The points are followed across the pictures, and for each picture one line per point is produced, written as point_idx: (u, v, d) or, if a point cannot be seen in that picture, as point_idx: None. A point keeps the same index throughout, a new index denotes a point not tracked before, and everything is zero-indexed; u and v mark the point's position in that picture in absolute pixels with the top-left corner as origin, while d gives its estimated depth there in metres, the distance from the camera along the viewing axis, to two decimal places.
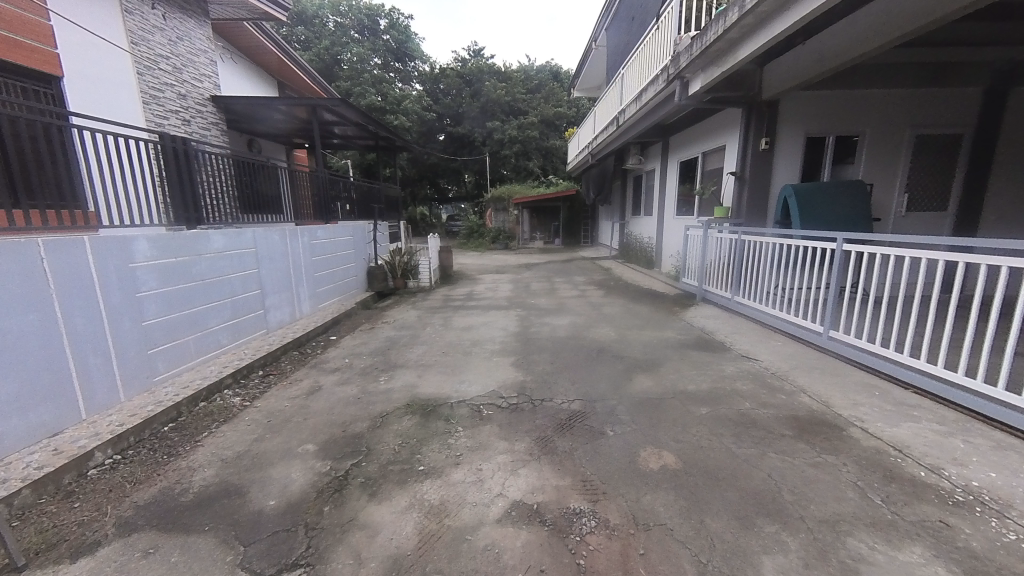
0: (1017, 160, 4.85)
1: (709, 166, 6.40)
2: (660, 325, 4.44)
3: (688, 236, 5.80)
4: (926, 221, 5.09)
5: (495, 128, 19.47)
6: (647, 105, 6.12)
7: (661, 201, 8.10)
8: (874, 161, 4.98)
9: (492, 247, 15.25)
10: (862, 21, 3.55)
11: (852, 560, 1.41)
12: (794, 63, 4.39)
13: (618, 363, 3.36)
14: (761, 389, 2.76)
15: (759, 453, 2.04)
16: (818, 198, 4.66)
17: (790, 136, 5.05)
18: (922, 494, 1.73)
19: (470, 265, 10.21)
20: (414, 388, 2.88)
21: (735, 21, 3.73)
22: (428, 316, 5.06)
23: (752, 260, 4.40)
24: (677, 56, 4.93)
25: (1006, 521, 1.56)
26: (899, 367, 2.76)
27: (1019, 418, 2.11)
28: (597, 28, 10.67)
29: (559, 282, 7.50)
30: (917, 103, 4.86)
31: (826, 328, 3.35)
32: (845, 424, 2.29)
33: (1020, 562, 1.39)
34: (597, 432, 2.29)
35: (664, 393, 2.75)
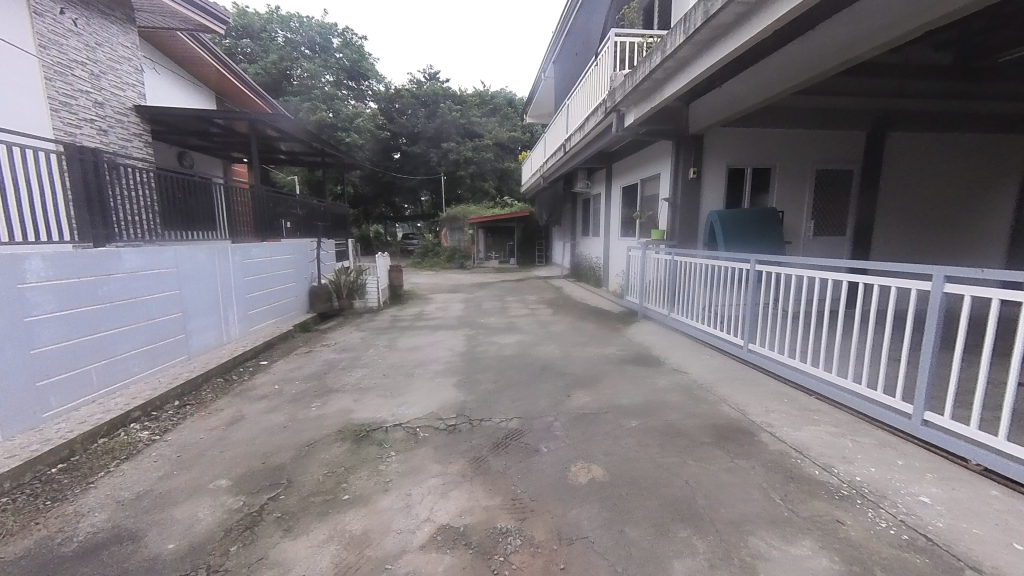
0: (895, 193, 5.70)
1: (647, 191, 6.88)
2: (602, 342, 4.62)
3: (629, 256, 6.15)
4: (829, 244, 5.76)
5: (451, 149, 19.75)
6: (590, 134, 6.51)
7: (607, 223, 8.52)
8: (784, 191, 5.62)
9: (448, 267, 15.22)
10: (765, 70, 4.06)
11: (751, 558, 1.52)
12: (714, 104, 4.90)
13: (559, 379, 3.44)
14: (688, 400, 2.95)
15: (680, 461, 2.17)
16: (738, 223, 5.14)
17: (714, 168, 5.57)
18: (816, 491, 1.91)
19: (423, 284, 10.09)
20: (349, 413, 2.77)
21: (658, 64, 4.12)
22: (373, 337, 4.91)
23: (684, 279, 4.73)
24: (613, 91, 5.32)
25: (881, 512, 1.76)
26: (803, 375, 3.07)
27: (895, 418, 2.41)
28: (545, 60, 11.32)
29: (511, 301, 7.60)
30: (816, 143, 5.56)
31: (745, 342, 3.66)
32: (757, 430, 2.50)
33: (888, 547, 1.57)
34: (532, 449, 2.33)
35: (599, 408, 2.85)
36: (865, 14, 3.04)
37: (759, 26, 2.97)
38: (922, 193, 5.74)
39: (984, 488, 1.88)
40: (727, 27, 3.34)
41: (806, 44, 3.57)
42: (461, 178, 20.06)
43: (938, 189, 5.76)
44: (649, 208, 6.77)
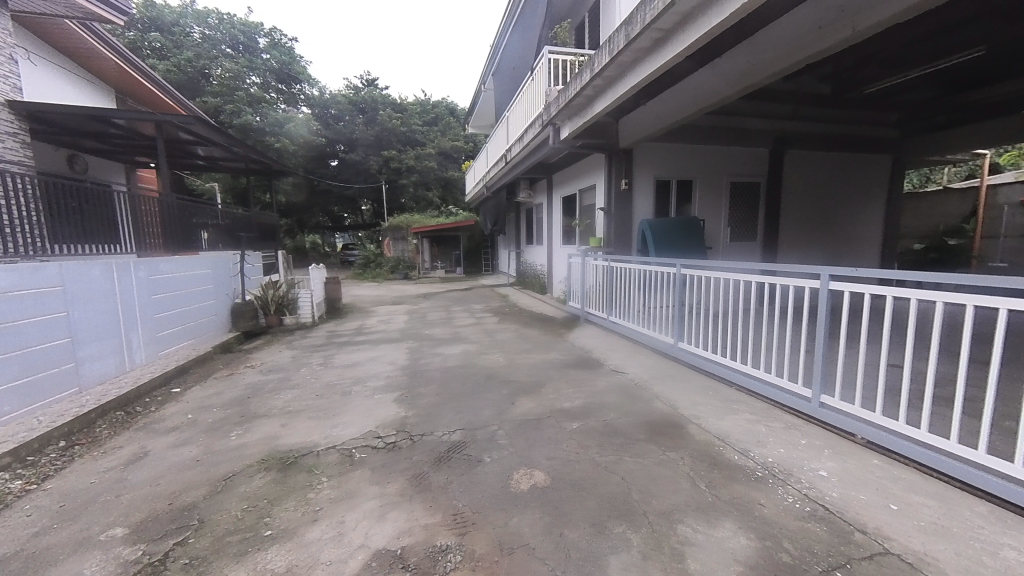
0: (793, 203, 6.50)
1: (584, 201, 7.20)
2: (546, 348, 4.71)
3: (570, 263, 6.36)
4: (744, 248, 6.39)
5: (392, 157, 19.29)
6: (529, 145, 6.70)
7: (549, 231, 8.77)
8: (704, 201, 6.17)
9: (392, 278, 14.72)
10: (683, 92, 4.44)
11: (680, 545, 1.62)
12: (641, 121, 5.27)
13: (504, 388, 3.44)
14: (625, 399, 3.09)
15: (616, 459, 2.25)
16: (666, 231, 5.57)
17: (643, 179, 5.98)
18: (736, 475, 2.09)
19: (365, 297, 9.64)
20: (275, 440, 2.56)
21: (587, 82, 4.37)
22: (306, 355, 4.59)
23: (620, 284, 4.98)
24: (549, 105, 5.53)
25: (790, 489, 1.95)
26: (724, 369, 3.36)
27: (799, 402, 2.71)
28: (484, 73, 11.53)
29: (457, 311, 7.50)
30: (729, 158, 6.18)
31: (675, 341, 3.93)
32: (685, 423, 2.68)
33: (793, 519, 1.75)
34: (475, 461, 2.29)
35: (542, 413, 2.89)
36: (759, 45, 3.45)
37: (673, 51, 3.25)
38: (815, 203, 6.61)
39: (868, 458, 2.17)
40: (647, 50, 3.62)
41: (715, 70, 3.96)
42: (403, 186, 19.66)
43: (827, 200, 6.67)
44: (587, 218, 7.08)
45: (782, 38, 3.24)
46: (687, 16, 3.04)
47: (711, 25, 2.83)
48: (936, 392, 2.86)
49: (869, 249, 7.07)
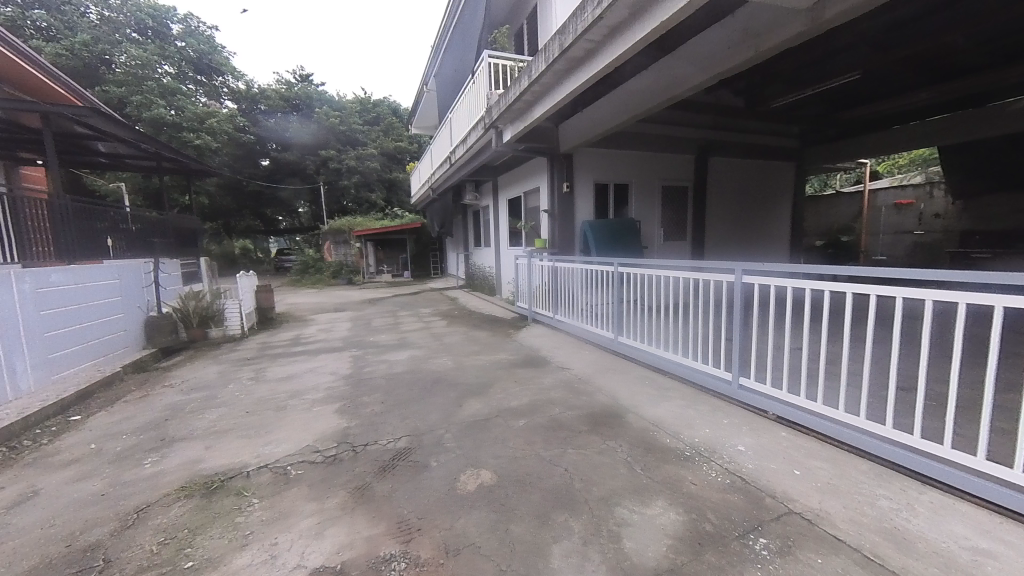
0: (716, 205, 7.14)
1: (529, 203, 7.35)
2: (495, 348, 4.75)
3: (517, 265, 6.46)
4: (676, 246, 6.89)
5: (331, 157, 18.43)
6: (473, 148, 6.72)
7: (496, 233, 8.84)
8: (639, 203, 6.56)
9: (334, 284, 13.94)
10: (616, 100, 4.69)
11: (617, 526, 1.72)
12: (579, 126, 5.50)
13: (452, 391, 3.42)
14: (569, 394, 3.21)
15: (560, 452, 2.34)
16: (605, 232, 5.87)
17: (583, 183, 6.24)
18: (668, 456, 2.25)
19: (303, 305, 9.08)
20: (198, 463, 2.34)
21: (525, 87, 4.47)
22: (235, 370, 4.23)
23: (565, 284, 5.14)
24: (490, 108, 5.60)
25: (714, 465, 2.15)
26: (659, 359, 3.60)
27: (722, 385, 2.98)
28: (427, 72, 11.37)
29: (403, 316, 7.32)
30: (661, 163, 6.63)
31: (615, 336, 4.15)
32: (625, 412, 2.84)
33: (715, 492, 1.93)
34: (421, 466, 2.26)
35: (489, 414, 2.92)
36: (681, 60, 3.75)
37: (604, 62, 3.44)
38: (735, 205, 7.30)
39: (778, 431, 2.45)
40: (580, 60, 3.80)
41: (643, 81, 4.24)
42: (344, 188, 18.80)
43: (745, 203, 7.39)
44: (532, 220, 7.24)
45: (699, 54, 3.55)
46: (615, 29, 3.24)
47: (636, 39, 3.03)
48: (831, 368, 3.29)
49: (780, 245, 7.93)
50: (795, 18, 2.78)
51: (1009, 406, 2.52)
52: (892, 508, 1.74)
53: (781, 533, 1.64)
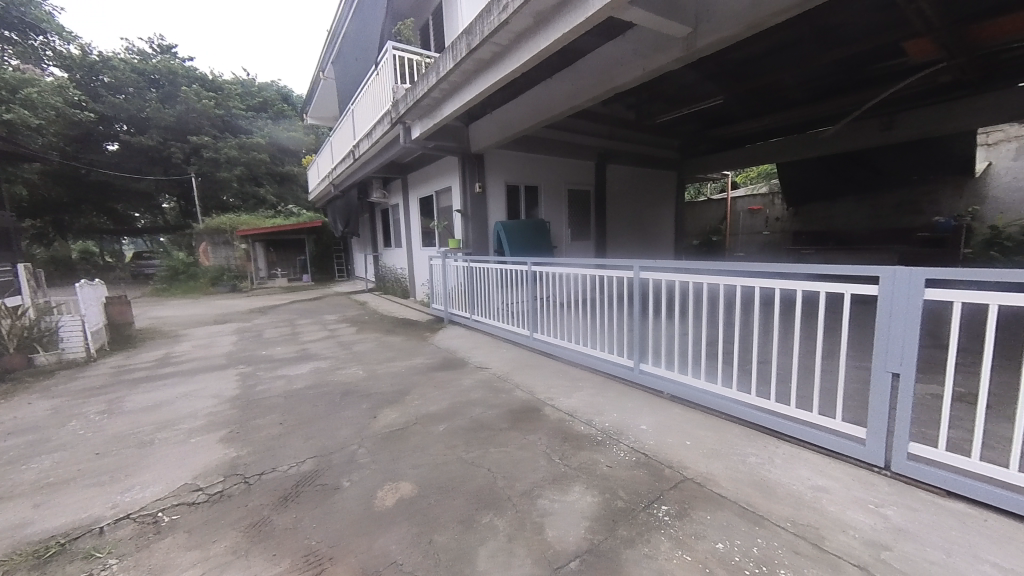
0: (615, 208, 7.83)
1: (441, 202, 7.22)
2: (410, 353, 4.56)
3: (431, 265, 6.29)
4: (582, 246, 7.39)
5: (205, 145, 15.80)
6: (379, 143, 6.37)
7: (407, 233, 8.50)
8: (548, 205, 6.88)
9: (214, 292, 12.00)
10: (524, 104, 4.83)
11: (540, 517, 1.77)
12: (489, 128, 5.55)
13: (364, 402, 3.19)
14: (489, 393, 3.23)
15: (482, 452, 2.33)
16: (517, 232, 6.02)
17: (494, 184, 6.33)
18: (582, 443, 2.39)
19: (172, 318, 7.65)
20: (20, 529, 1.81)
21: (434, 84, 4.36)
22: (75, 404, 3.37)
23: (480, 284, 5.15)
24: (397, 103, 5.36)
25: (622, 446, 2.35)
26: (571, 352, 3.82)
27: (625, 372, 3.28)
28: (323, 58, 10.46)
29: (304, 325, 6.62)
30: (567, 167, 7.02)
31: (531, 332, 4.29)
32: (542, 406, 2.94)
33: (623, 470, 2.11)
34: (330, 489, 2.06)
35: (407, 422, 2.79)
36: (581, 72, 4.01)
37: (510, 67, 3.52)
38: (630, 208, 8.10)
39: (672, 409, 2.78)
40: (488, 62, 3.83)
41: (548, 88, 4.43)
42: (223, 180, 16.26)
43: (638, 206, 8.24)
44: (445, 219, 7.11)
45: (597, 68, 3.83)
46: (521, 35, 3.33)
47: (541, 47, 3.15)
48: (710, 348, 3.83)
49: (666, 244, 9.03)
50: (673, 45, 3.17)
51: (829, 369, 3.21)
52: (758, 463, 2.08)
53: (679, 498, 1.85)
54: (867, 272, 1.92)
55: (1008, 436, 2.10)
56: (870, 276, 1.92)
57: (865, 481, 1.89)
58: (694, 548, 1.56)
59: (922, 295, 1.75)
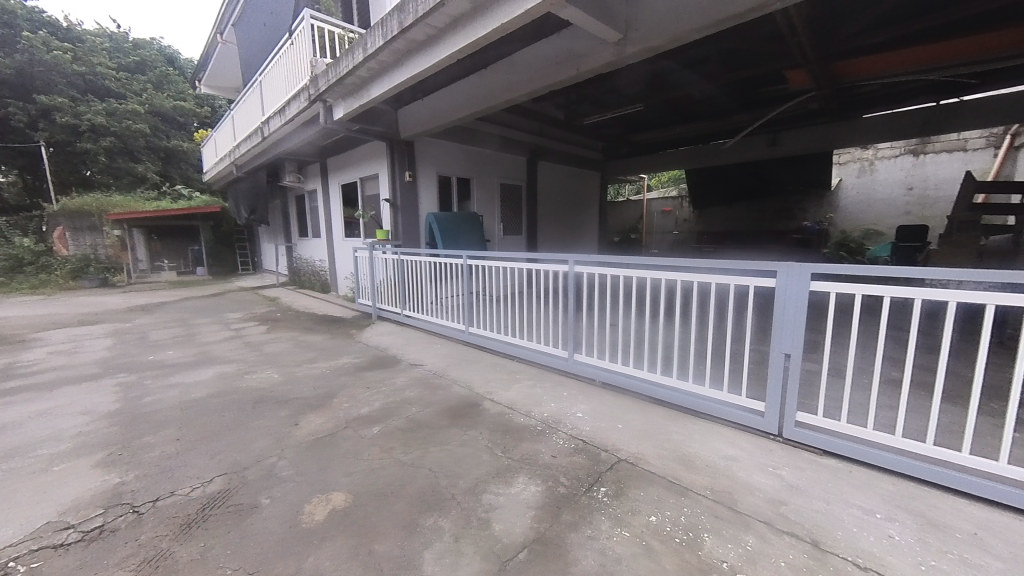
0: (545, 203, 8.04)
1: (367, 190, 6.76)
2: (335, 352, 4.21)
3: (356, 257, 5.86)
4: (514, 240, 7.46)
5: (59, 107, 12.92)
6: (294, 121, 5.75)
7: (327, 222, 7.83)
8: (481, 198, 6.81)
9: (77, 287, 9.82)
10: (458, 92, 4.69)
11: (486, 513, 1.75)
12: (421, 115, 5.32)
13: (283, 409, 2.87)
14: (425, 390, 3.11)
15: (422, 453, 2.24)
16: (450, 225, 5.87)
17: (425, 174, 6.10)
18: (523, 435, 2.42)
19: (15, 319, 6.15)
20: None
21: (361, 61, 4.03)
22: None
23: (412, 278, 4.94)
24: (316, 78, 4.88)
25: (560, 434, 2.42)
26: (508, 345, 3.83)
27: (560, 363, 3.38)
28: (220, 18, 9.12)
29: (202, 324, 5.77)
30: (500, 161, 7.00)
31: (466, 326, 4.22)
32: (481, 400, 2.91)
33: (563, 458, 2.17)
34: (247, 509, 1.82)
35: (335, 427, 2.57)
36: (515, 66, 4.00)
37: (445, 52, 3.38)
38: (559, 205, 8.39)
39: (604, 396, 2.94)
40: (420, 44, 3.64)
41: (482, 79, 4.36)
42: (85, 152, 13.39)
43: (566, 203, 8.57)
44: (371, 208, 6.69)
45: (531, 64, 3.86)
46: (457, 19, 3.21)
47: (477, 34, 3.07)
48: (635, 336, 4.10)
49: (592, 240, 9.53)
50: (605, 49, 3.31)
51: (733, 353, 3.65)
52: (681, 440, 2.30)
53: (615, 479, 1.96)
54: (766, 267, 2.19)
55: (864, 402, 2.58)
56: (769, 271, 2.19)
57: (764, 448, 2.18)
58: (632, 524, 1.66)
59: (808, 287, 2.05)
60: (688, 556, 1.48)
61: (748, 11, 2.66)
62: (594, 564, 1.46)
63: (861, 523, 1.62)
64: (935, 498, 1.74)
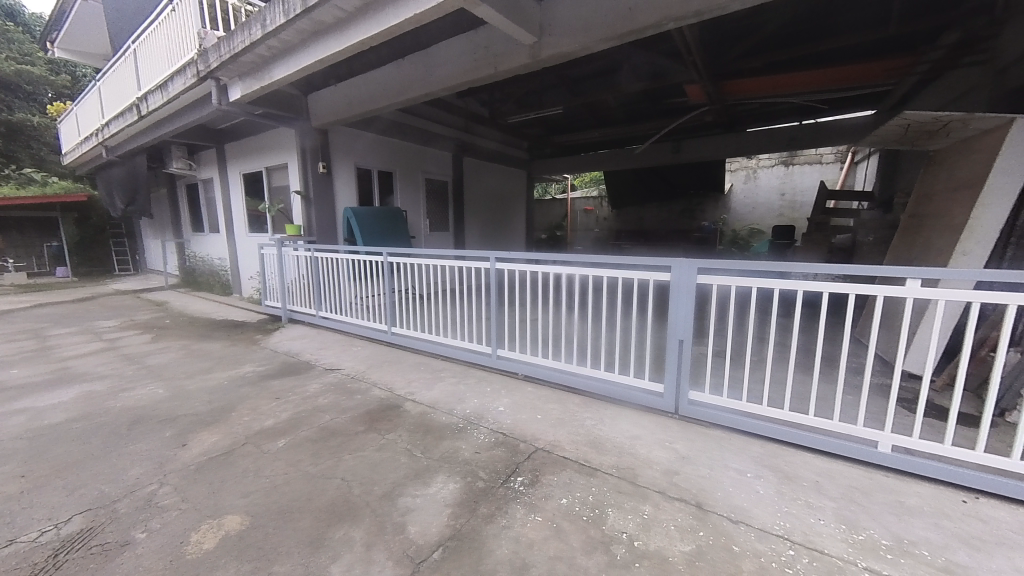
0: (472, 199, 8.02)
1: (274, 181, 6.15)
2: (236, 361, 3.79)
3: (262, 255, 5.32)
4: (441, 237, 7.32)
5: None
6: (180, 98, 5.03)
7: (226, 215, 6.98)
8: (405, 193, 6.58)
9: None
10: (375, 80, 4.45)
11: (401, 517, 1.71)
12: (334, 102, 4.96)
13: (167, 429, 2.52)
14: (340, 396, 2.94)
15: (334, 462, 2.12)
16: (371, 221, 5.58)
17: (342, 166, 5.72)
18: (443, 433, 2.40)
19: None
20: None
21: (260, 39, 3.64)
22: None
23: (328, 277, 4.61)
24: (205, 53, 4.31)
25: (482, 429, 2.45)
26: (432, 344, 3.77)
27: (484, 359, 3.41)
28: None
29: (60, 335, 4.81)
30: (425, 156, 6.82)
31: (388, 327, 4.05)
32: (402, 402, 2.83)
33: (483, 453, 2.19)
34: (113, 548, 1.57)
35: (233, 443, 2.32)
36: (434, 58, 3.91)
37: (356, 37, 3.19)
38: (486, 201, 8.42)
39: (525, 388, 3.03)
40: (328, 26, 3.40)
41: (400, 69, 4.19)
42: None
43: (492, 200, 8.63)
44: (279, 201, 6.10)
45: (450, 58, 3.80)
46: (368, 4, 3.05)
47: (389, 22, 2.94)
48: (557, 330, 4.27)
49: (519, 237, 9.71)
50: (521, 51, 3.39)
51: (643, 341, 3.97)
52: (593, 425, 2.45)
53: (532, 468, 2.04)
54: (661, 262, 2.43)
55: (743, 379, 2.99)
56: (664, 266, 2.43)
57: (663, 425, 2.43)
58: (545, 508, 1.74)
59: (695, 280, 2.32)
60: (593, 531, 1.60)
61: (645, 28, 2.87)
62: (507, 553, 1.50)
63: (735, 482, 1.88)
64: (790, 455, 2.08)
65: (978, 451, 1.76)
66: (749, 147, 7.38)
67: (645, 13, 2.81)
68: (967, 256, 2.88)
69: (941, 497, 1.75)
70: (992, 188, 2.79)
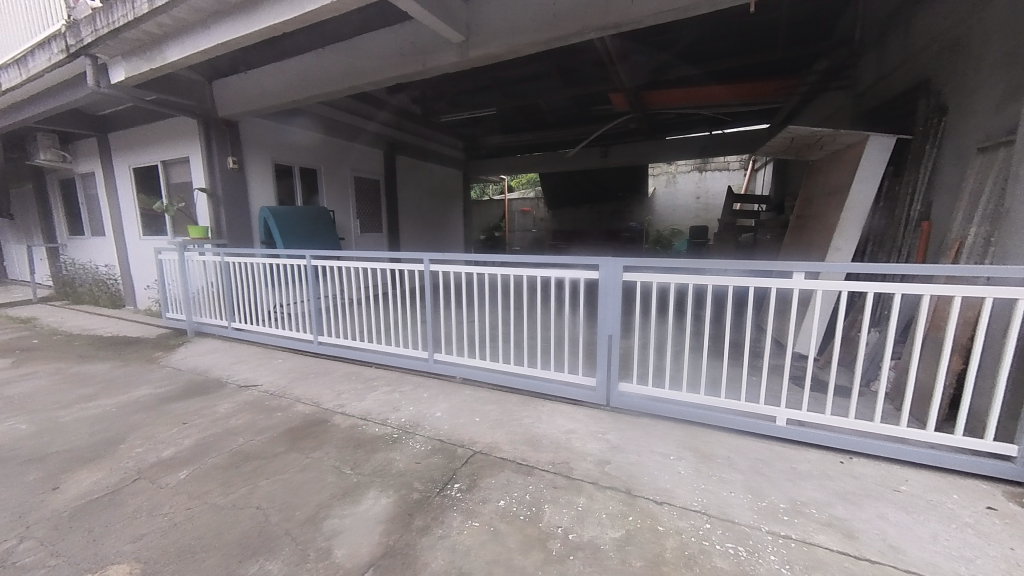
0: (406, 199, 7.74)
1: (173, 177, 5.43)
2: (128, 383, 3.29)
3: (160, 260, 4.68)
4: (374, 238, 6.98)
5: None
6: (44, 77, 4.25)
7: (112, 215, 6.05)
8: (332, 192, 6.17)
9: None
10: (292, 69, 4.10)
11: (327, 540, 1.59)
12: (244, 90, 4.50)
13: (31, 471, 2.09)
14: (258, 415, 2.67)
15: (250, 489, 1.91)
16: (292, 221, 5.14)
17: (256, 161, 5.22)
18: (376, 445, 2.29)
19: None
20: None
21: (147, 14, 3.19)
22: None
23: (242, 284, 4.17)
24: (74, 24, 3.67)
25: (417, 437, 2.36)
26: (364, 352, 3.56)
27: (420, 364, 3.30)
28: None
29: None
30: (352, 153, 6.46)
31: (314, 336, 3.76)
32: (330, 416, 2.64)
33: (419, 462, 2.11)
34: None
35: (122, 480, 2.00)
36: (358, 50, 3.71)
37: (265, 21, 2.91)
38: (421, 202, 8.19)
39: (463, 392, 2.98)
40: (232, 6, 3.07)
41: (319, 58, 3.91)
42: None
43: (428, 200, 8.43)
44: (180, 199, 5.39)
45: (375, 51, 3.63)
46: None
47: (304, 8, 2.73)
48: (495, 331, 4.27)
49: (457, 239, 9.60)
50: (449, 49, 3.33)
51: (576, 338, 4.11)
52: (530, 423, 2.48)
53: (469, 472, 2.01)
54: (590, 261, 2.53)
55: (666, 369, 3.21)
56: (593, 265, 2.52)
57: (595, 418, 2.53)
58: (482, 512, 1.72)
59: (621, 277, 2.44)
60: (529, 530, 1.61)
61: (569, 35, 2.97)
62: (442, 564, 1.46)
63: (660, 465, 2.01)
64: (708, 436, 2.28)
65: (851, 418, 2.05)
66: (668, 153, 7.98)
67: (568, 21, 2.91)
68: (839, 252, 3.37)
69: (824, 460, 2.02)
70: (855, 194, 3.30)
